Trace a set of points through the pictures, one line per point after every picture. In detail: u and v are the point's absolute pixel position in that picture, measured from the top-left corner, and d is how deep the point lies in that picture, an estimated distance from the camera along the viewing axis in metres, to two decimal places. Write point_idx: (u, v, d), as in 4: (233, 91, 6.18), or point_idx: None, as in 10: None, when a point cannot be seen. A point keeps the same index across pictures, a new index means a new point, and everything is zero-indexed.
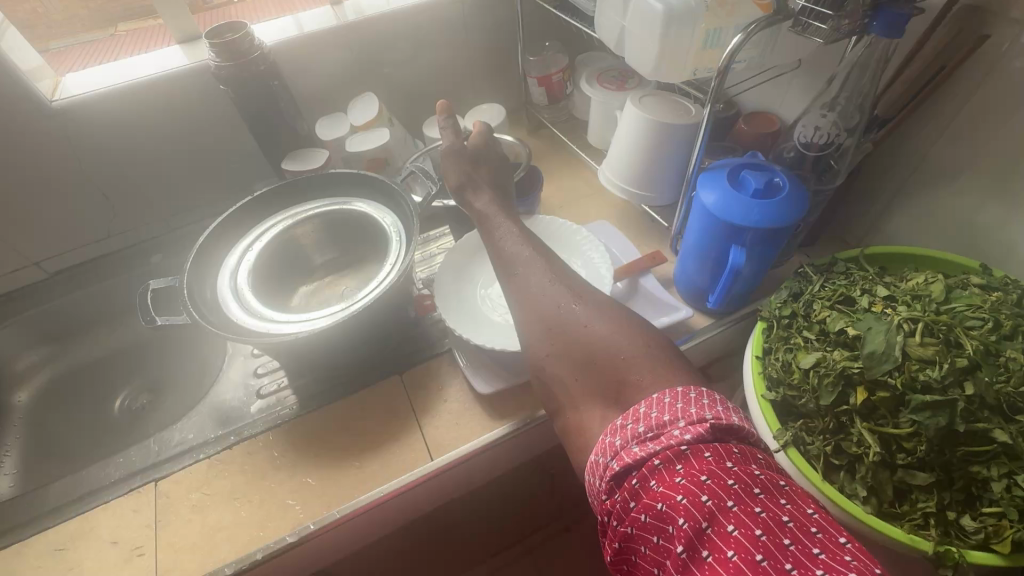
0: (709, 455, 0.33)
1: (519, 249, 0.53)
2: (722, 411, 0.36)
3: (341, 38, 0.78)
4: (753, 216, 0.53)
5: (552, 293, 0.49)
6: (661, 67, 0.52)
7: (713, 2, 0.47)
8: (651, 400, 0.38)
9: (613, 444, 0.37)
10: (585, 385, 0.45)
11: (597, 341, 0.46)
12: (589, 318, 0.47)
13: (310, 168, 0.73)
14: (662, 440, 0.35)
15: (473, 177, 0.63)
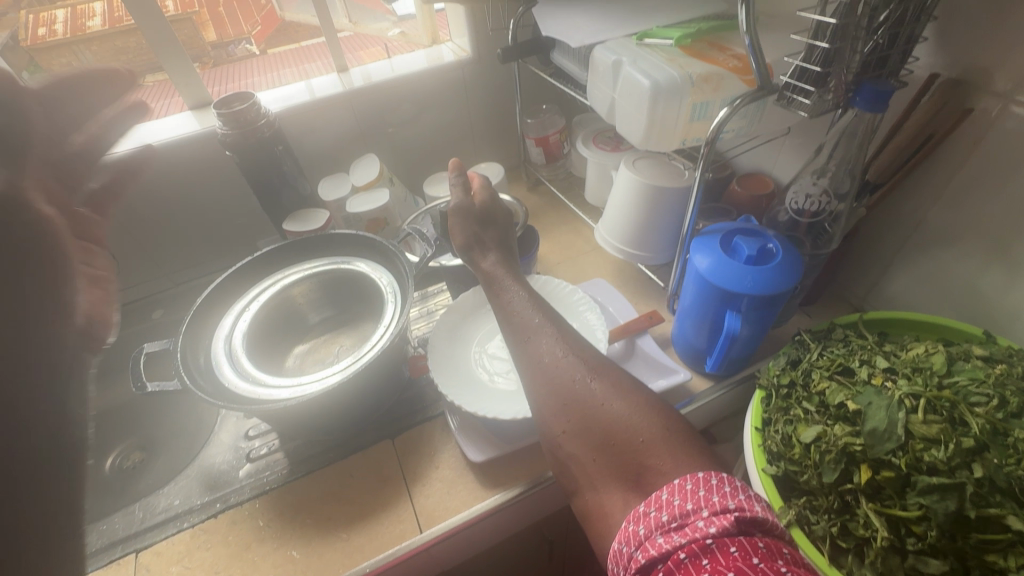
0: (735, 551, 0.33)
1: (534, 316, 0.52)
2: (745, 499, 0.35)
3: (345, 103, 0.81)
4: (748, 282, 0.53)
5: (567, 365, 0.47)
6: (650, 137, 0.53)
7: (699, 78, 0.49)
8: (674, 485, 0.37)
9: (636, 532, 0.36)
10: (603, 465, 0.43)
11: (612, 419, 0.44)
12: (604, 395, 0.45)
13: (311, 229, 0.74)
14: (686, 531, 0.34)
15: (479, 237, 0.64)
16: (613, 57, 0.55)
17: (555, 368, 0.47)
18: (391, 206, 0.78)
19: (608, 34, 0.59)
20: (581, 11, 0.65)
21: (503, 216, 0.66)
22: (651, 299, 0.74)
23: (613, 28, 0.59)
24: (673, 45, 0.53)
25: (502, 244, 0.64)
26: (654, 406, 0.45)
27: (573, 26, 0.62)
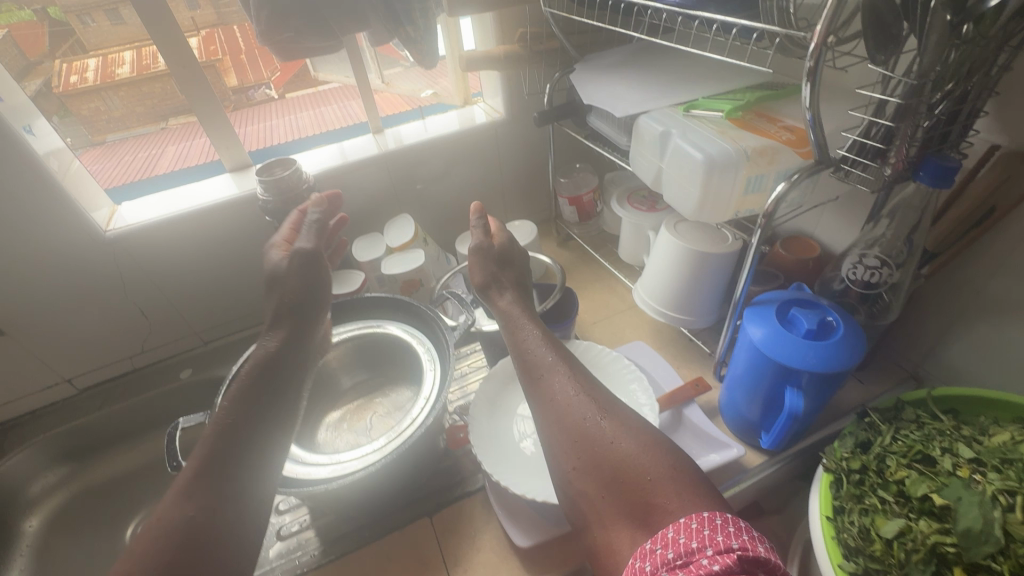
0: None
1: (548, 352, 0.51)
2: (749, 539, 0.34)
3: (380, 165, 0.81)
4: (810, 359, 0.50)
5: (579, 403, 0.46)
6: (704, 208, 0.52)
7: (754, 152, 0.48)
8: (680, 524, 0.36)
9: (642, 569, 0.35)
10: (612, 505, 0.41)
11: (623, 459, 0.42)
12: (615, 434, 0.44)
13: (346, 292, 0.74)
14: (691, 568, 0.33)
15: (496, 278, 0.63)
16: (660, 128, 0.55)
17: (566, 405, 0.47)
18: (426, 267, 0.77)
19: (653, 103, 0.59)
20: (622, 80, 0.66)
21: (519, 258, 0.67)
22: (693, 364, 0.71)
23: (658, 97, 0.59)
24: (723, 117, 0.53)
25: (521, 287, 0.63)
26: (661, 439, 0.43)
27: (616, 95, 0.62)
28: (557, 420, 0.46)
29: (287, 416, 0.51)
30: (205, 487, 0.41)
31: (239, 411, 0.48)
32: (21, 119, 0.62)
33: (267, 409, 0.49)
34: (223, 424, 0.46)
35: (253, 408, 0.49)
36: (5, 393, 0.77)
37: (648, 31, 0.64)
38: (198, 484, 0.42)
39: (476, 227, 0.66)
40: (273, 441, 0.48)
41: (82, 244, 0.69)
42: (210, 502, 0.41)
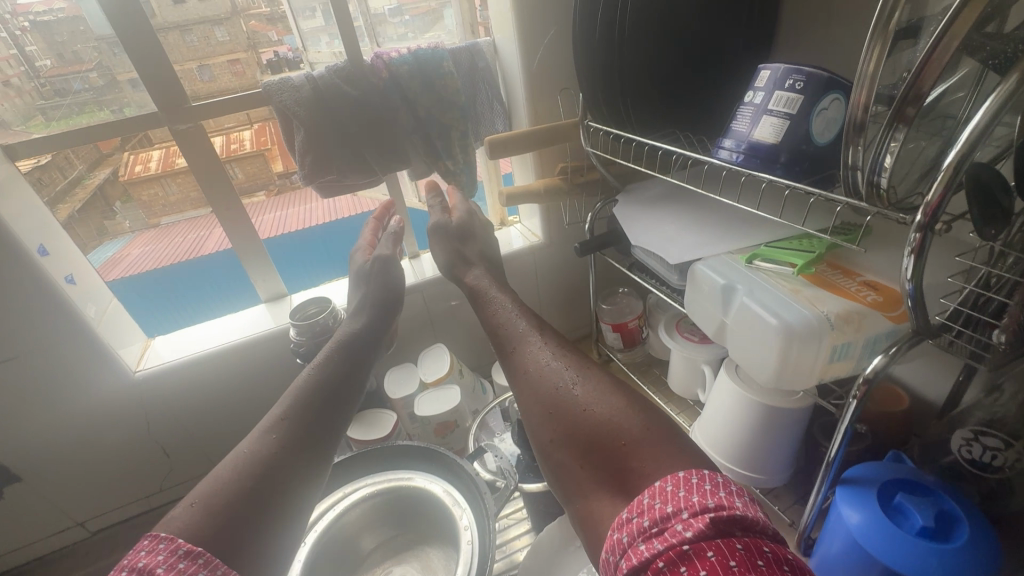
0: (713, 555, 0.30)
1: (521, 332, 0.55)
2: (725, 496, 0.33)
3: (417, 294, 0.80)
4: (929, 569, 0.41)
5: (553, 374, 0.49)
6: (784, 375, 0.46)
7: (838, 319, 0.43)
8: (655, 489, 0.36)
9: (620, 540, 0.35)
10: (592, 473, 0.41)
11: (597, 425, 0.43)
12: (587, 401, 0.45)
13: (377, 439, 0.67)
14: (665, 537, 0.32)
15: (461, 254, 0.69)
16: (722, 281, 0.51)
17: (539, 375, 0.49)
18: (461, 407, 0.72)
19: (709, 250, 0.54)
20: (671, 218, 0.62)
21: (478, 226, 0.74)
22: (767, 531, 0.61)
23: (712, 242, 0.55)
24: (794, 273, 0.48)
25: (485, 259, 0.69)
26: (632, 398, 0.45)
27: (668, 238, 0.59)
28: (532, 395, 0.49)
29: (365, 378, 0.61)
30: (284, 433, 0.50)
31: (325, 376, 0.57)
32: (64, 268, 0.62)
33: (347, 375, 0.59)
34: (314, 383, 0.55)
35: (354, 362, 0.61)
36: (12, 541, 0.73)
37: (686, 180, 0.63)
38: (285, 431, 0.50)
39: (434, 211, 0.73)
40: (349, 395, 0.57)
41: (109, 388, 0.67)
42: (289, 443, 0.49)
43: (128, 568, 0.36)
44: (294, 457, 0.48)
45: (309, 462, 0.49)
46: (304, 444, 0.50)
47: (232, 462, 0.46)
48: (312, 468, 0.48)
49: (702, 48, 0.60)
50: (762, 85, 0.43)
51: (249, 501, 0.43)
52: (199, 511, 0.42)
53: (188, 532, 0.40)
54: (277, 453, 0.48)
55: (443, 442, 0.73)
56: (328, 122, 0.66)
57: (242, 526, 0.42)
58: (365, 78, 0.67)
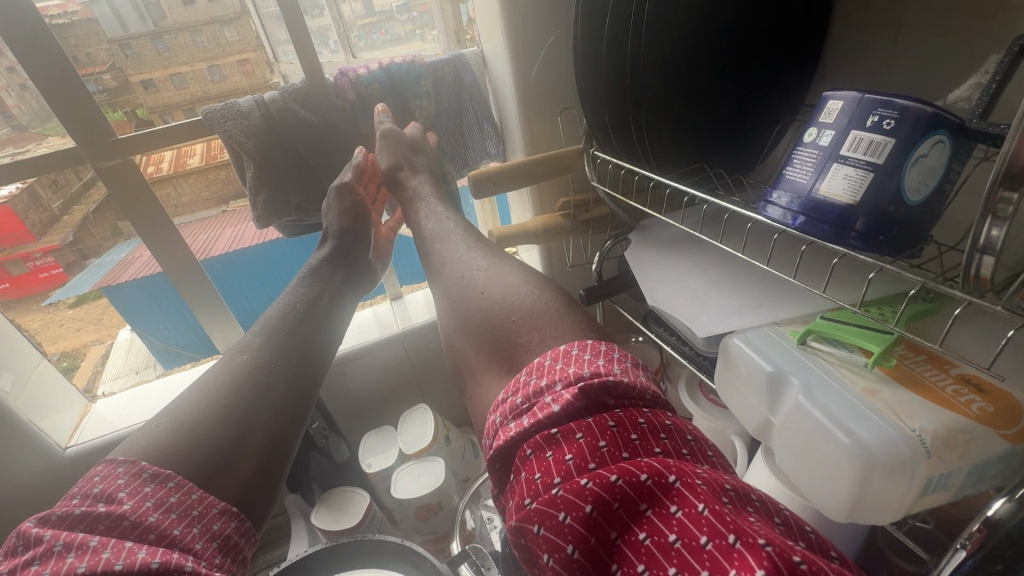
0: (582, 437, 0.28)
1: (445, 220, 0.53)
2: (602, 366, 0.33)
3: (398, 343, 0.69)
4: None
5: (463, 261, 0.48)
6: (857, 509, 0.35)
7: (939, 445, 0.31)
8: (534, 367, 0.36)
9: (496, 423, 0.34)
10: (483, 356, 0.42)
11: (491, 305, 0.44)
12: (486, 284, 0.45)
13: (346, 529, 0.57)
14: (536, 413, 0.31)
15: (409, 162, 0.58)
16: (769, 368, 0.39)
17: (447, 264, 0.49)
18: (446, 485, 0.60)
19: (743, 318, 0.43)
20: (694, 271, 0.51)
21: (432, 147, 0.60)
22: None
23: (749, 310, 0.44)
24: (866, 365, 0.36)
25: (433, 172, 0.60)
26: (534, 280, 0.45)
27: (695, 299, 0.47)
28: (440, 287, 0.48)
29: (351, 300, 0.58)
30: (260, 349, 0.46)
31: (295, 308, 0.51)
32: None
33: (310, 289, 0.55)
34: (287, 306, 0.51)
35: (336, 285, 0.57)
36: None
37: (707, 228, 0.52)
38: (262, 349, 0.46)
39: (383, 122, 0.58)
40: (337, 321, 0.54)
41: (31, 473, 0.57)
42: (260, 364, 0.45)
43: (85, 494, 0.34)
44: (273, 374, 0.45)
45: (291, 379, 0.46)
46: (283, 362, 0.46)
47: (204, 383, 0.44)
48: (294, 383, 0.46)
49: (746, 42, 0.47)
50: (828, 120, 0.32)
51: (229, 430, 0.41)
52: (171, 432, 0.39)
53: (160, 453, 0.38)
54: (252, 372, 0.44)
55: (425, 525, 0.61)
56: (283, 155, 0.55)
57: (224, 446, 0.40)
58: (327, 101, 0.56)
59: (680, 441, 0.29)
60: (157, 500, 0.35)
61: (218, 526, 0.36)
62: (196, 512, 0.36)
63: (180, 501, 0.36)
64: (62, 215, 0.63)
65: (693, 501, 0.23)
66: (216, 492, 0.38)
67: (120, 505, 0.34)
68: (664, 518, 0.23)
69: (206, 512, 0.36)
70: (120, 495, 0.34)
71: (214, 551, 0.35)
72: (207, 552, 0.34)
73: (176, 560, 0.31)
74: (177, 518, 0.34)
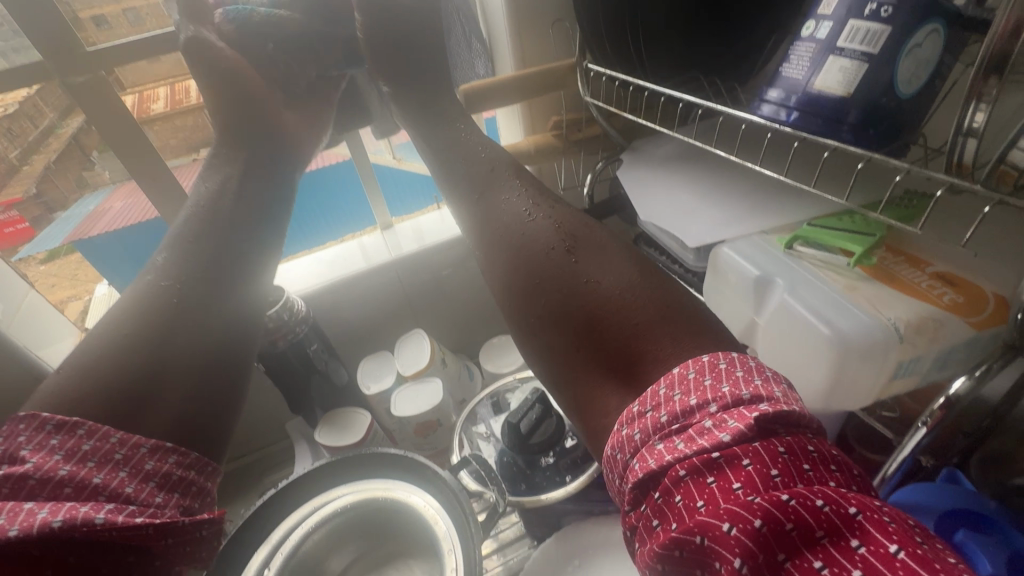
0: (749, 464, 0.25)
1: (502, 177, 0.46)
2: (762, 383, 0.28)
3: (390, 270, 0.70)
4: None
5: (544, 229, 0.41)
6: (829, 396, 0.37)
7: (909, 330, 0.33)
8: (673, 377, 0.31)
9: (631, 438, 0.30)
10: (587, 357, 0.36)
11: (602, 301, 0.37)
12: (593, 272, 0.38)
13: (350, 444, 0.60)
14: (691, 434, 0.27)
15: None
16: (755, 272, 0.41)
17: (521, 229, 0.42)
18: (444, 403, 0.63)
19: (734, 229, 0.44)
20: (685, 186, 0.51)
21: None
22: None
23: (740, 220, 0.45)
24: (848, 264, 0.38)
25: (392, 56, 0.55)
26: (649, 269, 0.38)
27: (686, 212, 0.48)
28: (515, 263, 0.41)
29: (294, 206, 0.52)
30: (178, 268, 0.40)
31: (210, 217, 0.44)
32: None
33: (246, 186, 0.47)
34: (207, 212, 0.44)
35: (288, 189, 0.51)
36: None
37: (715, 137, 0.49)
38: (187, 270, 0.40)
39: None
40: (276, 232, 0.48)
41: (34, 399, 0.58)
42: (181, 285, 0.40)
43: None
44: (192, 307, 0.39)
45: (227, 327, 0.41)
46: (206, 280, 0.41)
47: (137, 288, 0.39)
48: (220, 314, 0.41)
49: None
50: (828, 12, 0.31)
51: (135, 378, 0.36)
52: (67, 376, 0.35)
53: (63, 399, 0.34)
54: (161, 298, 0.39)
55: (425, 441, 0.65)
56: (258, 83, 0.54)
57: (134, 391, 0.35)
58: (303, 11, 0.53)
59: (850, 473, 0.26)
60: (66, 453, 0.31)
61: (152, 466, 0.34)
62: (120, 456, 0.33)
63: (97, 447, 0.32)
64: (21, 164, 0.65)
65: (881, 539, 0.21)
66: (140, 432, 0.34)
67: (22, 464, 0.30)
68: (844, 552, 0.21)
69: (132, 454, 0.33)
70: (23, 454, 0.31)
71: (150, 491, 0.33)
72: (141, 493, 0.32)
73: (84, 515, 0.29)
74: (95, 467, 0.32)
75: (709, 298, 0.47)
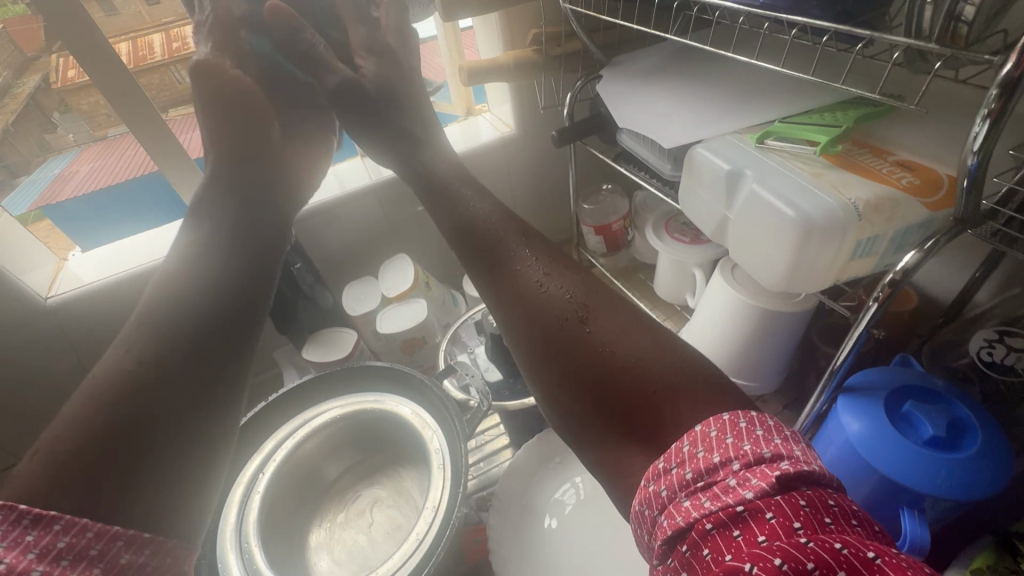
0: (772, 517, 0.24)
1: (506, 239, 0.39)
2: (783, 443, 0.26)
3: (372, 196, 0.70)
4: (939, 482, 0.38)
5: (549, 288, 0.36)
6: (794, 280, 0.40)
7: (868, 210, 0.35)
8: (694, 436, 0.28)
9: (656, 494, 0.28)
10: (612, 427, 0.32)
11: (623, 369, 0.32)
12: (609, 337, 0.34)
13: (339, 361, 0.62)
14: (715, 490, 0.25)
15: None
16: (727, 167, 0.42)
17: (524, 293, 0.37)
18: (429, 321, 0.65)
19: (709, 129, 0.45)
20: (663, 94, 0.52)
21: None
22: None
23: (714, 122, 0.46)
24: (814, 153, 0.40)
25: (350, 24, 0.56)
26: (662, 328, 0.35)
27: (663, 117, 0.49)
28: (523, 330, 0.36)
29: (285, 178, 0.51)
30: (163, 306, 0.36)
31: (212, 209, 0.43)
32: None
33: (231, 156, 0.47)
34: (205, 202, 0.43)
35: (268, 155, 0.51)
36: None
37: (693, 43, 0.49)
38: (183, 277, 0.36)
39: None
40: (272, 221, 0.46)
41: (18, 319, 0.58)
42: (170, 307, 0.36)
43: None
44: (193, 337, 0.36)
45: (229, 318, 0.37)
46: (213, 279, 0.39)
47: None
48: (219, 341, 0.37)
49: None
50: None
51: (118, 407, 0.30)
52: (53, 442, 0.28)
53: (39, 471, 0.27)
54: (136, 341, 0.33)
55: (411, 360, 0.67)
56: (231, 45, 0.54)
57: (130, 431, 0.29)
58: None
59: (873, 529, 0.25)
60: (39, 554, 0.23)
61: (126, 560, 0.25)
62: (94, 552, 0.25)
63: (69, 544, 0.24)
64: None
65: None
66: (128, 503, 0.27)
67: None
68: None
69: (108, 548, 0.25)
70: None
71: None
72: None
73: None
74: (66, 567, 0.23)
75: (692, 212, 0.48)
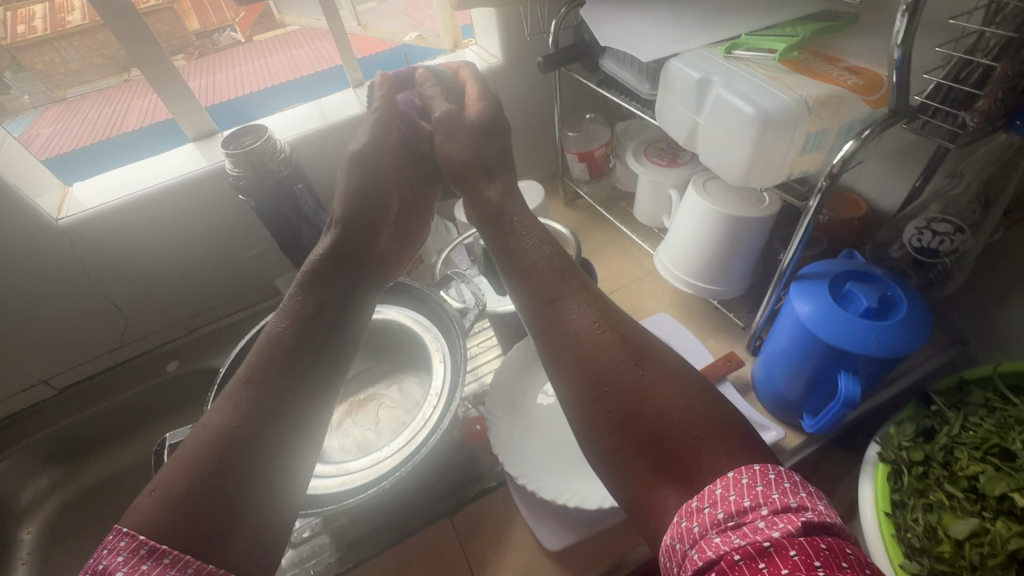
0: (795, 554, 0.25)
1: (569, 276, 0.39)
2: (808, 496, 0.28)
3: None
4: (870, 344, 0.44)
5: (603, 333, 0.36)
6: (753, 174, 0.45)
7: (816, 103, 0.40)
8: (728, 480, 0.29)
9: (688, 529, 0.28)
10: (649, 467, 0.32)
11: (666, 417, 0.32)
12: (658, 385, 0.34)
13: None
14: (745, 532, 0.26)
15: None
16: (697, 75, 0.47)
17: (575, 331, 0.37)
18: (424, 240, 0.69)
19: (684, 44, 0.49)
20: (643, 16, 0.55)
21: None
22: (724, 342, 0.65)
23: (690, 38, 0.50)
24: (774, 59, 0.45)
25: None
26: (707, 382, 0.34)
27: (642, 35, 0.53)
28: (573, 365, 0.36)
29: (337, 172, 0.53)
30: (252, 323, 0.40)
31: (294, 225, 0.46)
32: None
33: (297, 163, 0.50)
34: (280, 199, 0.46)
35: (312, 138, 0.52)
36: None
37: None
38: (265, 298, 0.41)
39: None
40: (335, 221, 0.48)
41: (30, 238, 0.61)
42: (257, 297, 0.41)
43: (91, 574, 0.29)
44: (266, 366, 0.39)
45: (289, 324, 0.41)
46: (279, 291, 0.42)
47: None
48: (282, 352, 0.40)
49: None
50: None
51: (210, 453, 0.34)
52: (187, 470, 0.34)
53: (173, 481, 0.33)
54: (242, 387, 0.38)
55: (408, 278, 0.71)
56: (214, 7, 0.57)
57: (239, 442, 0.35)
58: None
59: None
60: None
61: None
62: None
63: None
64: None
65: None
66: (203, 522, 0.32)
67: None
68: None
69: None
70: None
71: None
72: None
73: None
74: None
75: (668, 126, 0.53)
